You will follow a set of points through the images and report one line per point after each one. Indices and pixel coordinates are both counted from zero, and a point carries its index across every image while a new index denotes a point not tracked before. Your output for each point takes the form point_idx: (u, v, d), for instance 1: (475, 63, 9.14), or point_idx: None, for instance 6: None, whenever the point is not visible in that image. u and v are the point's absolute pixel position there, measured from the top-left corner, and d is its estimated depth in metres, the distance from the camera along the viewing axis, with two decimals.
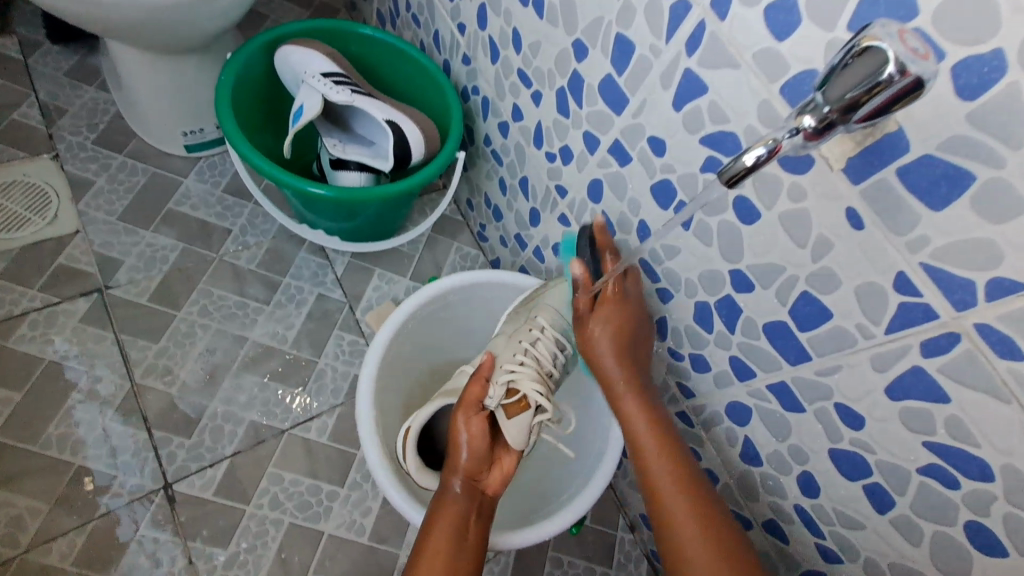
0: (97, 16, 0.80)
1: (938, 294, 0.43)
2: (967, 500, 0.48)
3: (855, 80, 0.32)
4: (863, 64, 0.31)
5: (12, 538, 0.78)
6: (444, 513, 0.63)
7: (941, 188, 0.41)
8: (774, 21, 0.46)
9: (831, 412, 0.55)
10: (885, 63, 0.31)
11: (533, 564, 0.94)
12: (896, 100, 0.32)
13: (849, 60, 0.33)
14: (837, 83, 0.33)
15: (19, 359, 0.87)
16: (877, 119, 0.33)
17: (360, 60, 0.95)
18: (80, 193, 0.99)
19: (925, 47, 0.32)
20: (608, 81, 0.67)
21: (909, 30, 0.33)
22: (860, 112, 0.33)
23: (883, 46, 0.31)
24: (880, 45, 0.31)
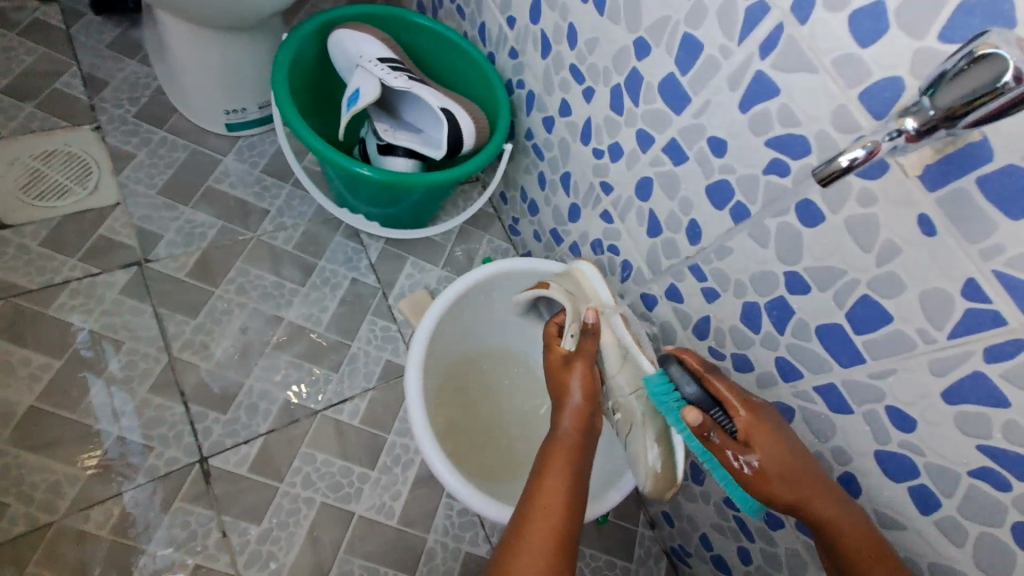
0: None
1: (1009, 302, 0.44)
2: (1019, 503, 0.49)
3: (969, 88, 0.33)
4: (980, 70, 0.32)
5: (49, 504, 0.78)
6: (556, 452, 0.64)
7: (1023, 198, 0.42)
8: (858, 29, 0.47)
9: (881, 414, 0.57)
10: (1005, 71, 0.31)
11: None
12: (1009, 106, 0.33)
13: (963, 66, 0.33)
14: (947, 90, 0.34)
15: (59, 328, 0.87)
16: (984, 123, 0.35)
17: (409, 48, 0.96)
18: (120, 166, 0.99)
19: None
20: (670, 80, 0.68)
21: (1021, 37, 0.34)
22: (967, 119, 0.34)
23: (1003, 54, 0.32)
24: (999, 52, 0.32)
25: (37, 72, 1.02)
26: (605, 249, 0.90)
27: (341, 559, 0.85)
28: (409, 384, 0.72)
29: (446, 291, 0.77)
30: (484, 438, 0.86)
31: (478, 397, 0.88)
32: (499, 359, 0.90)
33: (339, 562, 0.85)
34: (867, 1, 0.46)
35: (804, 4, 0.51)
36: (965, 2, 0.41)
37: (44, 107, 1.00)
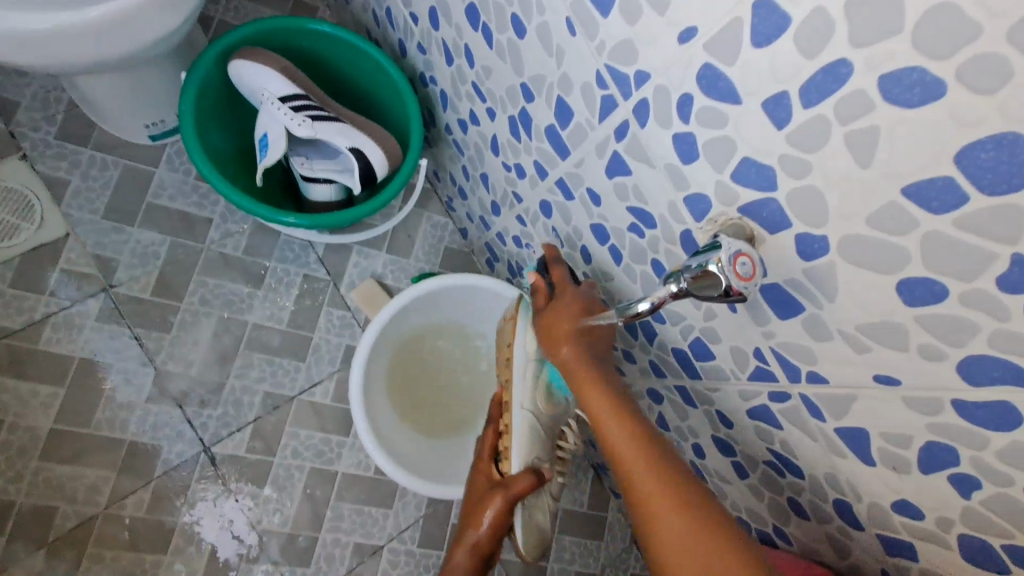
0: (50, 67, 0.76)
1: (781, 368, 0.58)
2: (790, 485, 0.67)
3: (705, 287, 0.45)
4: (709, 282, 0.44)
5: (91, 501, 0.98)
6: (471, 499, 0.80)
7: (786, 307, 0.52)
8: (681, 148, 0.54)
9: (712, 413, 0.73)
10: (721, 286, 0.44)
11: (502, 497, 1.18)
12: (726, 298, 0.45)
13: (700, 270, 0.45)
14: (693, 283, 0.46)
15: (53, 360, 1.00)
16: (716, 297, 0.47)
17: (314, 53, 0.94)
18: (59, 195, 1.04)
19: (754, 262, 0.44)
20: (552, 128, 0.72)
21: (749, 249, 0.44)
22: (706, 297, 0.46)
23: (720, 274, 0.43)
24: (717, 275, 0.43)
25: None
26: (524, 245, 1.00)
27: (333, 507, 1.08)
28: (352, 407, 0.86)
29: (386, 306, 0.89)
30: (443, 408, 1.00)
31: (436, 369, 1.01)
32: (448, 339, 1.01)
33: (332, 509, 1.07)
34: (684, 128, 0.52)
35: (641, 111, 0.56)
36: (746, 158, 0.48)
37: None
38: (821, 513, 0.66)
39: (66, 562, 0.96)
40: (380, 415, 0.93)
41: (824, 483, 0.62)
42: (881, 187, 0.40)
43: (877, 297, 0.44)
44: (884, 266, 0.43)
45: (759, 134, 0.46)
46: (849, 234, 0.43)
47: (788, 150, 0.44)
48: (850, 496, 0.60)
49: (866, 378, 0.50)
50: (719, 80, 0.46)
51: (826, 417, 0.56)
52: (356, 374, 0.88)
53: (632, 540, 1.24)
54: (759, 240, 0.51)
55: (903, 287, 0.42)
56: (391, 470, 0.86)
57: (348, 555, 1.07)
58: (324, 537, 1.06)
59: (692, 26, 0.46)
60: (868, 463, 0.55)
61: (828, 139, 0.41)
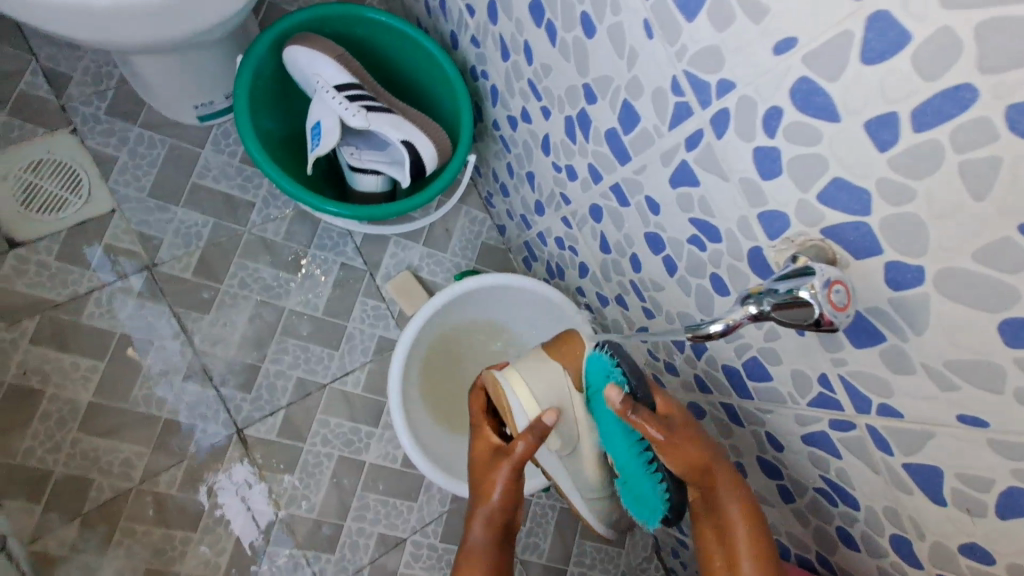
0: (110, 45, 0.75)
1: (847, 397, 0.56)
2: (841, 514, 0.65)
3: (796, 315, 0.43)
4: (802, 309, 0.42)
5: (126, 475, 1.00)
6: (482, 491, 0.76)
7: (863, 336, 0.50)
8: (761, 163, 0.51)
9: (760, 434, 0.71)
10: (816, 314, 0.42)
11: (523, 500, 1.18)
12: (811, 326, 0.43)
13: (791, 295, 0.43)
14: (780, 307, 0.43)
15: (95, 334, 1.01)
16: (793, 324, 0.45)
17: (368, 41, 0.93)
18: (107, 171, 1.04)
19: (844, 292, 0.43)
20: (614, 132, 0.70)
21: (839, 278, 0.43)
22: (788, 324, 0.44)
23: (818, 302, 0.41)
24: (815, 303, 0.41)
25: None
26: (567, 247, 0.99)
27: (360, 496, 1.08)
28: (389, 402, 0.85)
29: (431, 301, 0.89)
30: None
31: (472, 367, 1.00)
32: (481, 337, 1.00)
33: (359, 498, 1.08)
34: (767, 142, 0.50)
35: (720, 121, 0.53)
36: (837, 178, 0.45)
37: (19, 114, 1.03)
38: (873, 546, 0.63)
39: (98, 534, 0.97)
40: (416, 410, 0.93)
41: (881, 517, 0.60)
42: (996, 221, 0.37)
43: (975, 336, 0.42)
44: (987, 304, 0.40)
45: (856, 155, 0.43)
46: (949, 267, 0.41)
47: (889, 174, 0.42)
48: (910, 532, 0.57)
49: (948, 416, 0.47)
50: (817, 95, 0.44)
51: (893, 451, 0.54)
52: (396, 367, 0.87)
53: (653, 550, 1.23)
54: (841, 265, 0.48)
55: (1006, 328, 0.40)
56: (425, 467, 0.86)
57: (372, 545, 1.07)
58: (349, 526, 1.07)
59: (792, 37, 0.43)
60: (936, 502, 0.52)
61: (939, 166, 0.39)
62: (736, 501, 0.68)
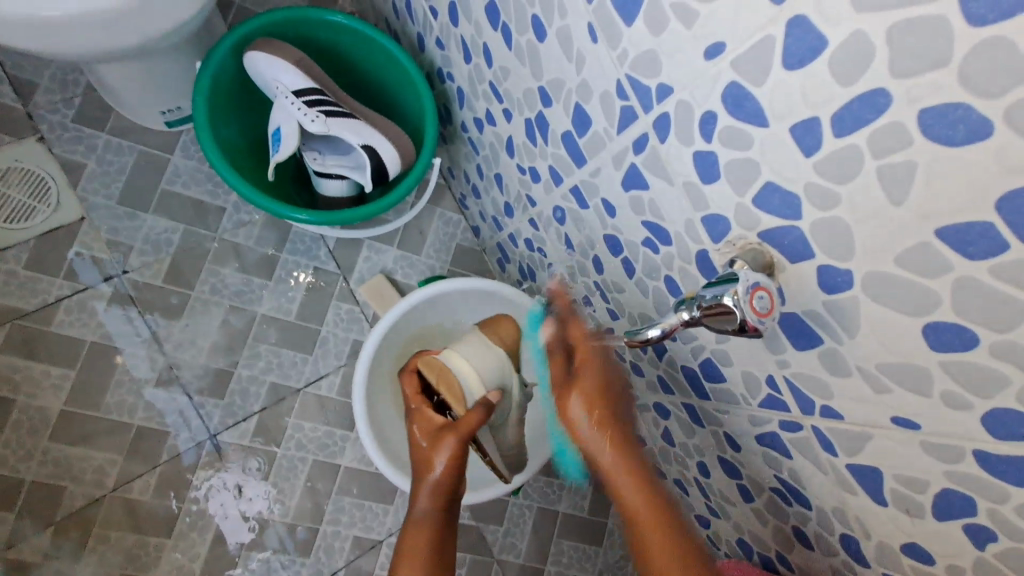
0: (65, 54, 0.75)
1: (794, 399, 0.56)
2: (796, 514, 0.66)
3: (721, 320, 0.43)
4: (725, 315, 0.42)
5: (98, 483, 1.00)
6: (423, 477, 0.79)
7: (803, 339, 0.50)
8: (700, 166, 0.51)
9: (719, 434, 0.71)
10: (737, 320, 0.42)
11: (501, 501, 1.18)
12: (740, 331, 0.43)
13: (715, 301, 0.43)
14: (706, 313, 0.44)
15: (65, 343, 1.01)
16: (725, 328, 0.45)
17: (331, 45, 0.92)
18: (75, 179, 1.04)
19: (773, 294, 0.42)
20: (569, 135, 0.70)
21: (767, 281, 0.42)
22: (718, 329, 0.45)
23: (738, 309, 0.41)
24: (735, 309, 0.41)
25: None
26: (535, 249, 0.99)
27: (335, 500, 1.08)
28: (354, 410, 0.85)
29: (393, 308, 0.89)
30: None
31: None
32: (445, 340, 1.00)
33: (334, 502, 1.08)
34: (705, 147, 0.50)
35: (662, 125, 0.53)
36: (770, 182, 0.45)
37: None
38: (827, 545, 0.64)
39: (71, 541, 0.98)
40: (384, 416, 0.93)
41: (832, 517, 0.60)
42: (915, 225, 0.37)
43: (903, 339, 0.42)
44: (911, 308, 0.40)
45: (785, 159, 0.43)
46: (876, 272, 0.41)
47: (816, 178, 0.42)
48: (859, 532, 0.58)
49: (884, 418, 0.47)
50: (746, 100, 0.44)
51: (838, 452, 0.54)
52: (359, 377, 0.87)
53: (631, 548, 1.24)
54: (778, 268, 0.49)
55: (930, 331, 0.40)
56: (391, 474, 0.86)
57: (347, 548, 1.08)
58: (324, 530, 1.07)
59: (721, 41, 0.43)
60: (879, 502, 0.53)
61: (860, 170, 0.39)
62: (625, 462, 0.71)
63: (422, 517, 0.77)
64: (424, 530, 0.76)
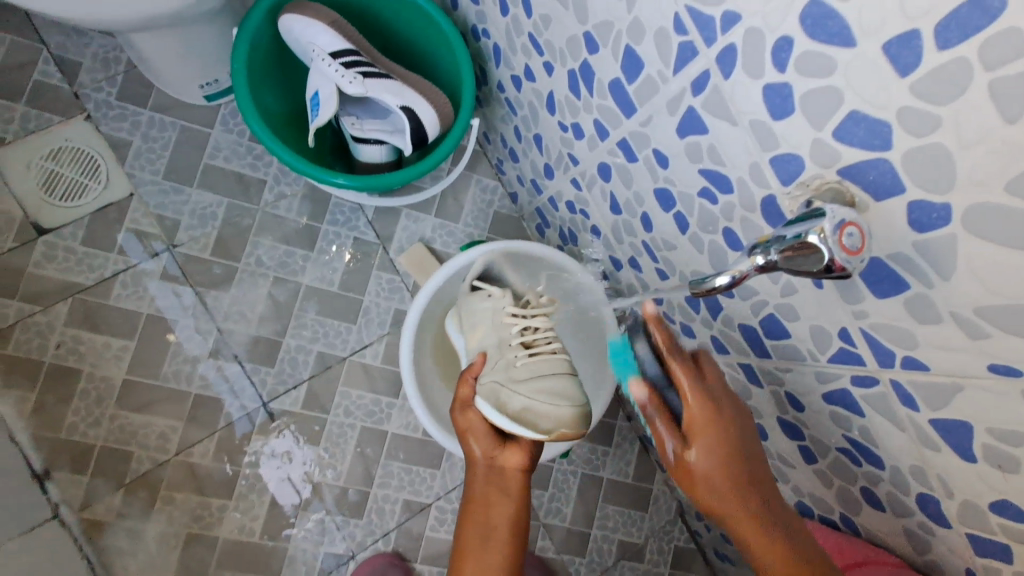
0: (106, 23, 0.75)
1: (869, 352, 0.52)
2: (865, 474, 0.63)
3: (802, 262, 0.40)
4: (807, 255, 0.39)
5: (162, 447, 1.04)
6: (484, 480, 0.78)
7: (885, 285, 0.46)
8: (771, 102, 0.47)
9: (781, 394, 0.68)
10: (823, 260, 0.38)
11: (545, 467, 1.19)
12: (823, 274, 0.40)
13: (796, 241, 0.40)
14: (785, 255, 0.41)
15: (123, 315, 1.05)
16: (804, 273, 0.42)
17: (364, 6, 0.90)
18: (123, 156, 1.06)
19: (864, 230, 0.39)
20: (618, 83, 0.66)
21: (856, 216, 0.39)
22: (796, 273, 0.42)
23: (823, 247, 0.38)
24: (820, 247, 0.38)
25: (14, 65, 1.05)
26: (578, 211, 0.96)
27: (383, 464, 1.10)
28: (402, 374, 0.86)
29: (440, 270, 0.88)
30: None
31: None
32: None
33: (382, 466, 1.10)
34: (777, 79, 0.46)
35: (726, 60, 0.49)
36: (855, 112, 0.41)
37: (35, 104, 1.05)
38: (900, 506, 0.61)
39: (140, 501, 1.03)
40: (430, 382, 0.93)
41: (907, 476, 0.57)
42: None
43: (1009, 277, 0.38)
44: (1021, 241, 0.36)
45: (875, 82, 0.39)
46: (979, 203, 0.37)
47: (911, 102, 0.38)
48: (939, 492, 0.54)
49: (978, 367, 0.44)
50: (830, 19, 0.40)
51: (920, 406, 0.50)
52: (406, 340, 0.87)
53: (678, 513, 1.23)
54: (860, 208, 0.45)
55: None
56: (439, 436, 0.87)
57: (397, 511, 1.10)
58: (374, 493, 1.10)
59: None
60: (967, 459, 0.49)
61: (967, 86, 0.35)
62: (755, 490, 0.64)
63: (474, 505, 0.77)
64: (479, 531, 0.75)
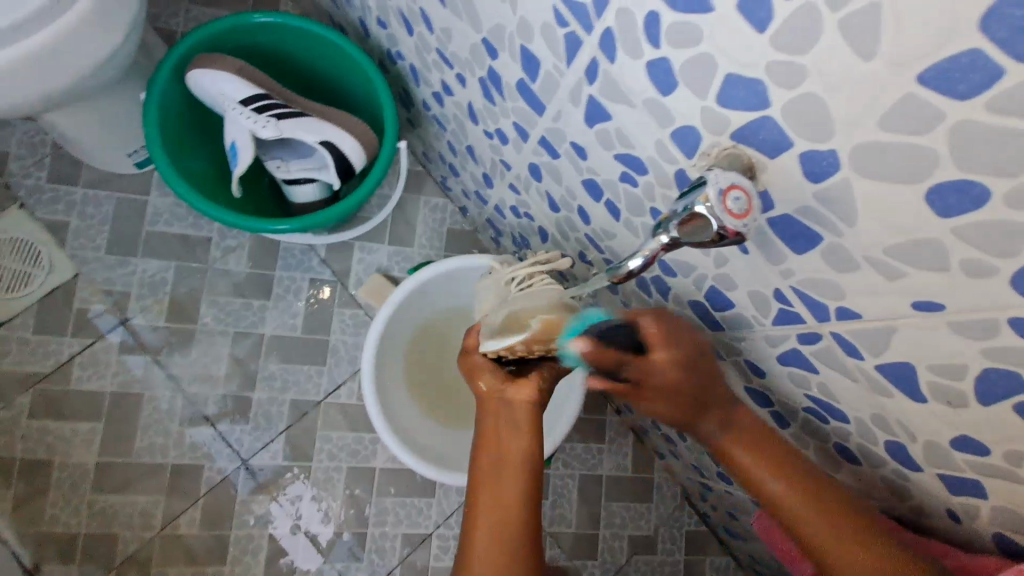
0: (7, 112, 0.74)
1: (806, 309, 0.52)
2: (834, 430, 0.62)
3: (697, 233, 0.40)
4: (698, 225, 0.39)
5: (147, 524, 1.02)
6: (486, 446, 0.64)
7: (801, 240, 0.46)
8: (656, 77, 0.47)
9: (741, 365, 0.66)
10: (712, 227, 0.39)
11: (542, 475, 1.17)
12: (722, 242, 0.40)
13: (686, 214, 0.40)
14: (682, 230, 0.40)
15: (86, 398, 1.03)
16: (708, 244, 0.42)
17: (274, 49, 0.89)
18: (63, 238, 1.05)
19: (751, 191, 0.39)
20: (523, 83, 0.66)
21: (740, 179, 0.39)
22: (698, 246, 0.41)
23: (709, 212, 0.38)
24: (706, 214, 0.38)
25: None
26: (522, 215, 0.95)
27: (377, 502, 1.08)
28: (368, 408, 0.84)
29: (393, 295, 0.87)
30: (450, 391, 0.99)
31: (442, 355, 1.00)
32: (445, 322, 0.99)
33: (375, 504, 1.08)
34: (655, 54, 0.45)
35: (608, 44, 0.49)
36: (729, 75, 0.41)
37: None
38: (873, 457, 0.60)
39: None
40: (398, 409, 0.92)
41: (871, 426, 0.56)
42: (892, 78, 0.33)
43: (905, 214, 0.38)
44: (907, 175, 0.36)
45: (740, 41, 0.39)
46: (861, 145, 0.37)
47: (775, 56, 0.37)
48: (902, 436, 0.53)
49: (903, 307, 0.43)
50: None
51: (863, 355, 0.50)
52: (367, 374, 0.86)
53: (683, 498, 1.21)
54: (760, 169, 0.44)
55: (933, 197, 0.35)
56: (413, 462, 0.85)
57: (398, 546, 1.08)
58: (371, 532, 1.07)
59: None
60: (917, 400, 0.48)
61: (819, 32, 0.34)
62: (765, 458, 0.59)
63: (482, 483, 0.62)
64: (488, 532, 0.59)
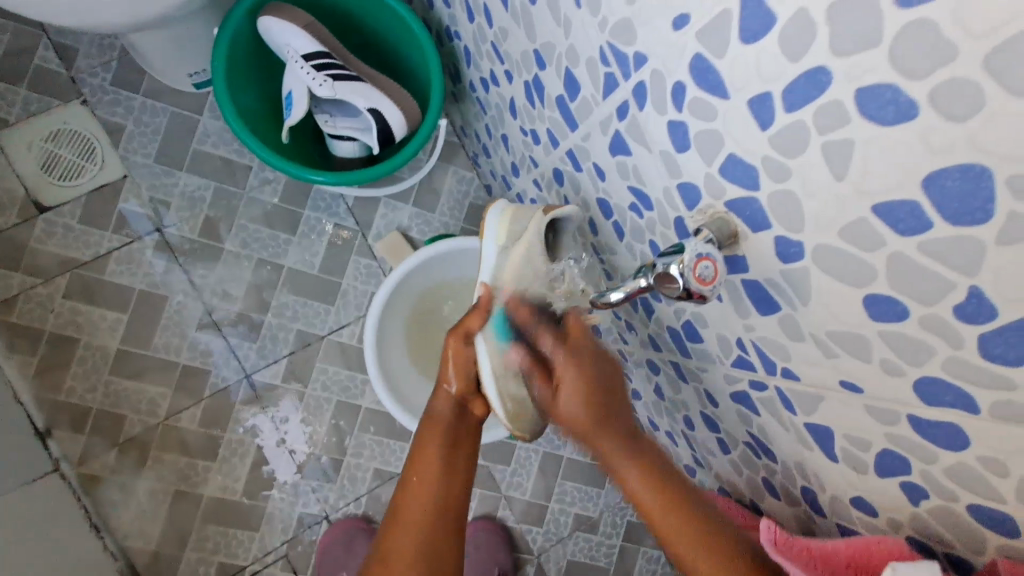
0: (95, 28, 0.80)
1: (759, 361, 0.59)
2: (764, 466, 0.70)
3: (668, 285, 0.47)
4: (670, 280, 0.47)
5: (153, 412, 1.14)
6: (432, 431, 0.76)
7: (763, 304, 0.53)
8: (674, 135, 0.52)
9: (701, 391, 0.75)
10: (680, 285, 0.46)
11: (509, 444, 1.28)
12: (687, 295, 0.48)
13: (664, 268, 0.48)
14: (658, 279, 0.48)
15: (116, 290, 1.13)
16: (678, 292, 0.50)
17: (341, 7, 0.94)
18: (117, 139, 1.13)
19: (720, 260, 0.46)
20: (562, 99, 0.71)
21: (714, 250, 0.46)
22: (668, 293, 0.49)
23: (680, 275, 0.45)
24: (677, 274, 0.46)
25: (14, 49, 1.10)
26: None
27: (357, 436, 1.19)
28: (366, 355, 0.94)
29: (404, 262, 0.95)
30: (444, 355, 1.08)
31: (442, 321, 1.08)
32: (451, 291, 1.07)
33: (355, 438, 1.19)
34: (676, 116, 0.51)
35: (640, 94, 0.54)
36: (732, 155, 0.47)
37: (34, 87, 1.11)
38: (791, 496, 0.68)
39: (131, 460, 1.13)
40: (394, 362, 1.01)
41: (793, 470, 0.64)
42: (853, 200, 0.39)
43: (846, 309, 0.44)
44: (852, 279, 0.42)
45: (745, 131, 0.44)
46: (822, 244, 0.43)
47: (770, 152, 0.43)
48: (815, 484, 0.61)
49: (833, 381, 0.50)
50: (709, 72, 0.45)
51: (796, 411, 0.57)
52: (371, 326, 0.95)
53: None
54: (742, 237, 0.50)
55: (868, 303, 0.42)
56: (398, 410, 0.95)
57: (369, 478, 1.20)
58: (347, 461, 1.19)
59: (685, 13, 0.44)
60: (831, 458, 0.56)
61: (806, 146, 0.40)
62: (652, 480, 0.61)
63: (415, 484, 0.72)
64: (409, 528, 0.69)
